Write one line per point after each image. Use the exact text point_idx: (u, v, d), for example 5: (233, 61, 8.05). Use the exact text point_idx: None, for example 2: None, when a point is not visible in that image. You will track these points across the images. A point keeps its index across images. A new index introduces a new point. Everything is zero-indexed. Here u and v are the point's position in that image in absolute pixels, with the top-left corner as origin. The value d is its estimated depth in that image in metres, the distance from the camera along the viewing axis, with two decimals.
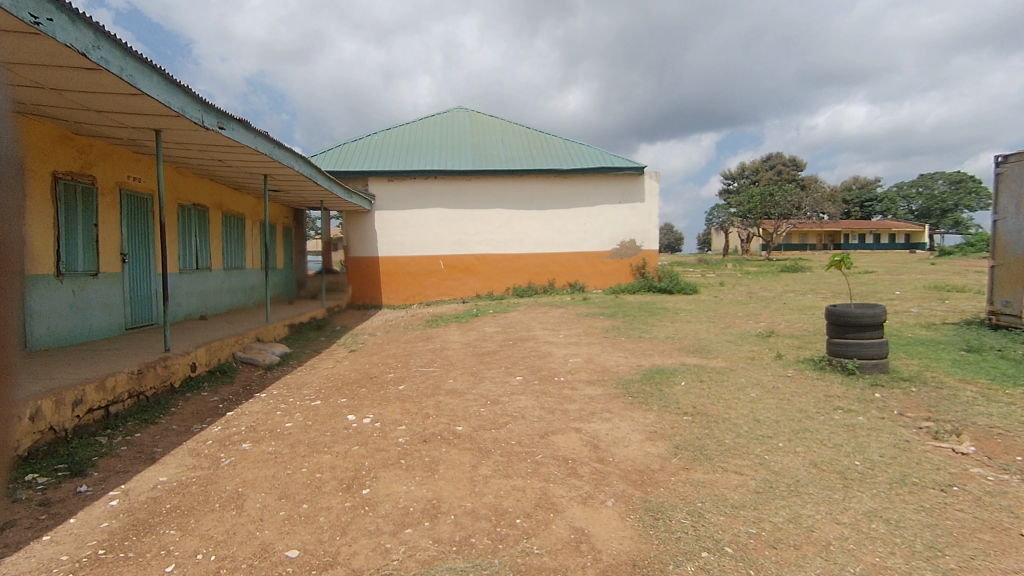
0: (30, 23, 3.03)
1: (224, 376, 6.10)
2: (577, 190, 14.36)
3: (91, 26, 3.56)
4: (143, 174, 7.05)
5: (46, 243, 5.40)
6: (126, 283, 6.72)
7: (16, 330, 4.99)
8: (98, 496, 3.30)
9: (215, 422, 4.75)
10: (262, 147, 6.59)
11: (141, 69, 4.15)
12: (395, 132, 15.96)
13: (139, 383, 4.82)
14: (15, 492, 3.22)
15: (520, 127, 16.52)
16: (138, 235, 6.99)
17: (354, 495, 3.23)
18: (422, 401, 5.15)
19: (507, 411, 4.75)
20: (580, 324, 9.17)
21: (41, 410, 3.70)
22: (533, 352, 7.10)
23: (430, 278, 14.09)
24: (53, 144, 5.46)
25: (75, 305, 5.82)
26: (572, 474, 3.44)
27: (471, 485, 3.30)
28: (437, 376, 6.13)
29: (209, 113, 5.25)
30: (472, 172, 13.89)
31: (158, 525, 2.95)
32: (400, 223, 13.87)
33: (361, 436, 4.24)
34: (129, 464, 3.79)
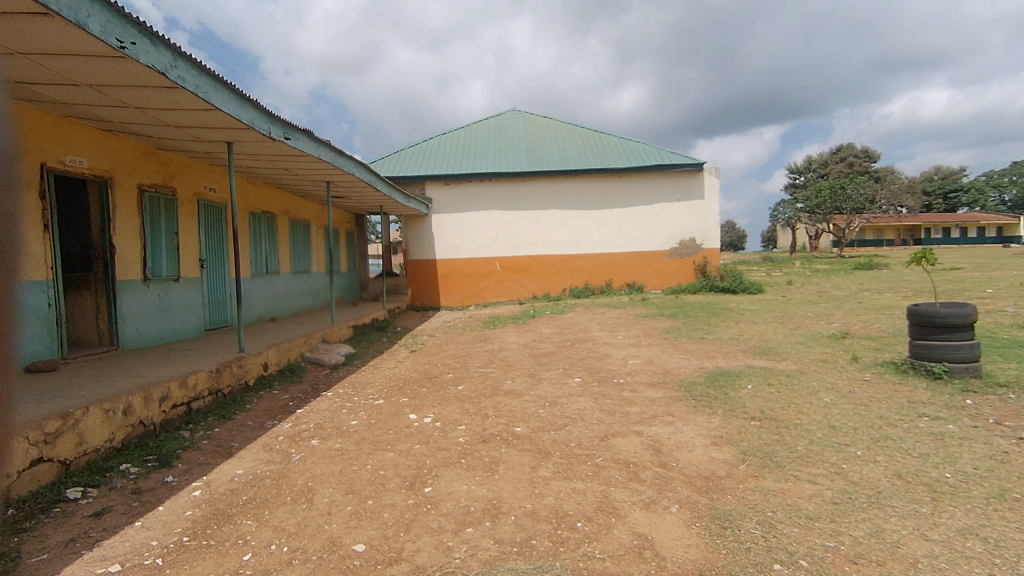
0: (116, 48, 3.29)
1: (293, 375, 6.40)
2: (634, 188, 14.11)
3: (169, 47, 3.82)
4: (217, 185, 7.48)
5: (133, 251, 5.82)
6: (204, 287, 7.15)
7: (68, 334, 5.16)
8: (182, 486, 3.52)
9: (286, 419, 4.97)
10: (325, 155, 6.87)
11: (215, 85, 4.42)
12: (450, 136, 16.23)
13: (216, 381, 5.12)
14: (110, 480, 3.49)
15: (575, 127, 16.40)
16: (215, 242, 7.43)
17: (417, 492, 3.29)
18: (481, 401, 5.20)
19: (566, 413, 4.72)
20: (639, 325, 8.98)
21: (132, 405, 3.98)
22: (591, 354, 7.02)
23: (487, 280, 14.22)
24: (137, 159, 5.90)
25: (160, 308, 6.25)
26: (634, 478, 3.36)
27: (532, 487, 3.29)
28: (495, 377, 6.17)
29: (276, 124, 5.54)
30: (526, 174, 13.90)
31: (236, 515, 3.11)
32: (457, 226, 14.08)
33: (422, 435, 4.33)
34: (209, 457, 4.03)
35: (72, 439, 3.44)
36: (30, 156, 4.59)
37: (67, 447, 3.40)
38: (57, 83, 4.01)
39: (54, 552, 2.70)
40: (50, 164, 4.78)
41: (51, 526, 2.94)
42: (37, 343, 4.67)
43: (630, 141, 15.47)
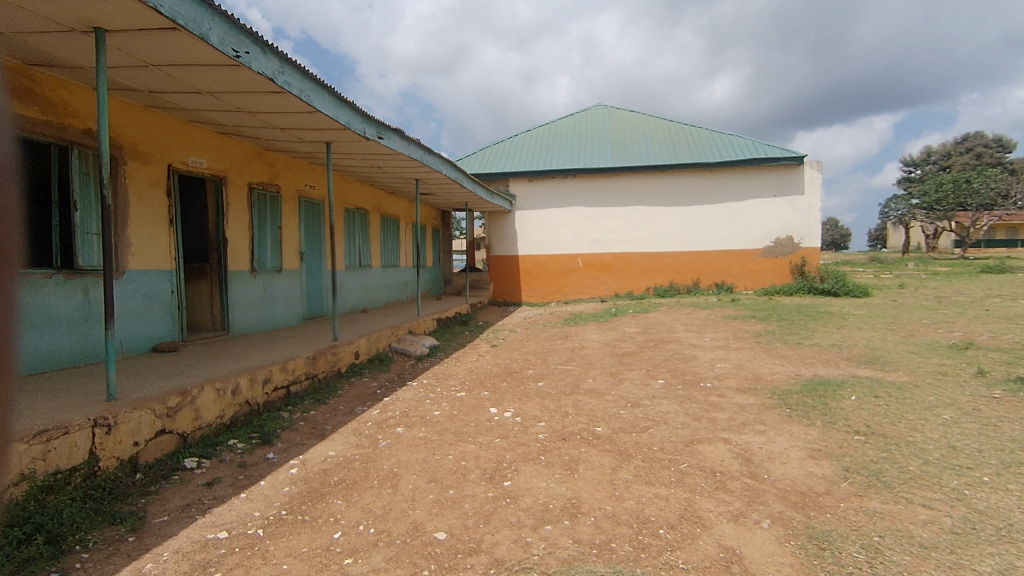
0: (232, 57, 3.58)
1: (381, 364, 6.70)
2: (726, 183, 13.48)
3: (278, 55, 4.10)
4: (316, 183, 7.97)
5: (243, 244, 6.32)
6: (304, 279, 7.65)
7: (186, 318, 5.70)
8: (282, 463, 3.78)
9: (374, 406, 5.21)
10: (415, 153, 7.11)
11: (316, 88, 4.69)
12: (535, 133, 16.26)
13: (314, 367, 5.46)
14: (221, 453, 3.83)
15: (663, 121, 15.88)
16: (313, 236, 7.92)
17: (497, 486, 3.33)
18: (561, 399, 5.18)
19: (649, 415, 4.59)
20: (729, 327, 8.57)
21: (240, 386, 4.33)
22: (676, 355, 6.78)
23: (569, 277, 14.13)
24: (248, 160, 6.39)
25: (265, 297, 6.76)
26: (721, 488, 3.21)
27: (612, 489, 3.23)
28: (575, 375, 6.11)
29: (370, 124, 5.79)
30: (611, 170, 13.67)
31: (328, 494, 3.30)
32: (539, 223, 14.11)
33: (502, 429, 4.37)
34: (305, 437, 4.30)
35: (190, 414, 3.80)
36: (159, 158, 5.10)
37: (185, 421, 3.76)
38: (183, 91, 4.42)
39: (173, 515, 3.01)
40: (175, 165, 5.29)
41: (171, 491, 3.26)
42: (162, 326, 5.20)
43: (722, 134, 14.77)
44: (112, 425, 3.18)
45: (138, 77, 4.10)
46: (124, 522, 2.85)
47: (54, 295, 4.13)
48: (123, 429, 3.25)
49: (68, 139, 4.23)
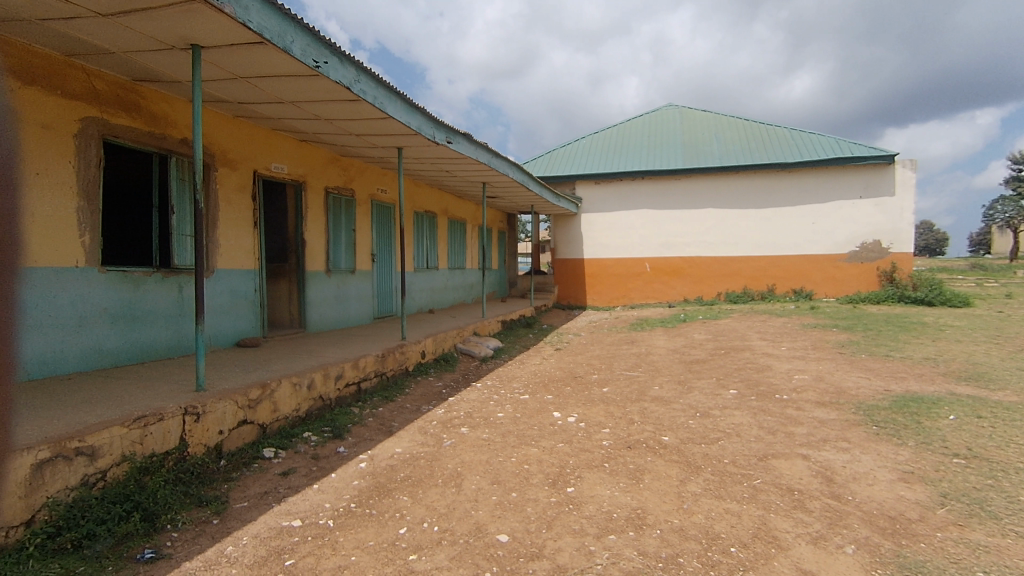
0: (312, 67, 3.76)
1: (446, 364, 6.82)
2: (806, 184, 12.78)
3: (354, 64, 4.27)
4: (388, 187, 8.24)
5: (320, 245, 6.63)
6: (375, 279, 7.92)
7: (267, 316, 6.03)
8: (352, 457, 3.92)
9: (439, 405, 5.31)
10: (483, 157, 7.20)
11: (389, 95, 4.85)
12: (602, 135, 16.07)
13: (383, 365, 5.63)
14: (296, 445, 4.02)
15: (738, 120, 15.26)
16: (385, 238, 8.19)
17: (560, 491, 3.30)
18: (626, 405, 5.07)
19: (719, 426, 4.39)
20: (808, 337, 8.09)
21: (314, 381, 4.53)
22: (749, 365, 6.47)
23: (635, 281, 13.84)
24: (325, 165, 6.70)
25: (339, 296, 7.05)
26: (799, 507, 3.02)
27: (679, 501, 3.12)
28: (642, 381, 5.96)
29: (440, 128, 5.92)
30: (681, 171, 13.29)
31: (394, 490, 3.38)
32: (606, 226, 13.92)
33: (566, 434, 4.33)
34: (374, 433, 4.44)
35: (269, 406, 4.02)
36: (246, 164, 5.44)
37: (265, 413, 3.98)
38: (268, 101, 4.69)
39: (253, 501, 3.18)
40: (260, 170, 5.62)
41: (251, 478, 3.46)
42: (246, 322, 5.53)
43: (802, 132, 14.00)
44: (201, 414, 3.41)
45: (229, 89, 4.39)
46: (210, 505, 3.06)
47: (152, 291, 4.50)
48: (210, 418, 3.48)
49: (167, 148, 4.59)
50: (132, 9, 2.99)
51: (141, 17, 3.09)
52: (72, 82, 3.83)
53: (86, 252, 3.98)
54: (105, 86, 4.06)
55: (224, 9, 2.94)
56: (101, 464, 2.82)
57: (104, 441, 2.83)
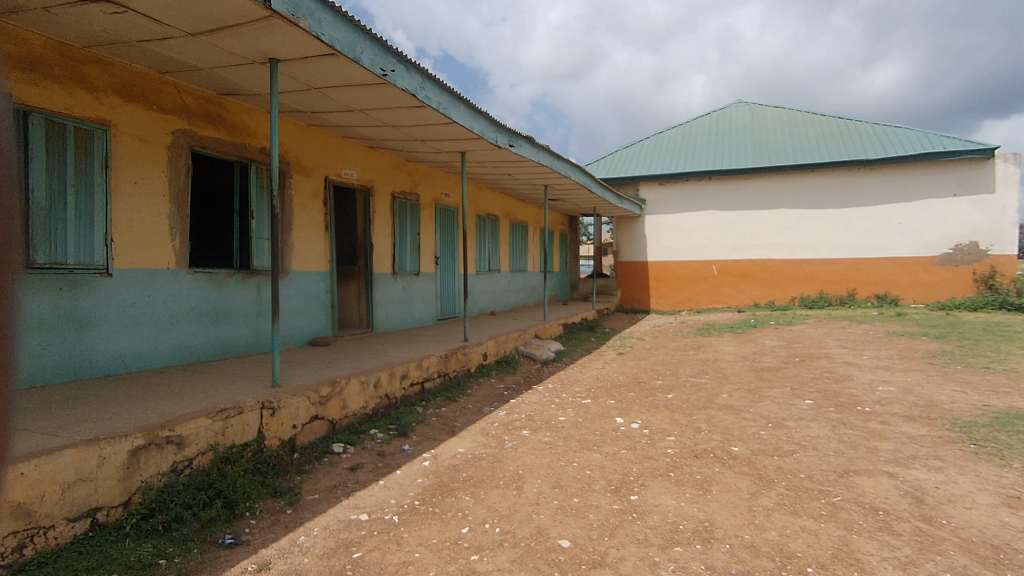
0: (380, 75, 3.88)
1: (508, 366, 6.85)
2: (891, 182, 11.95)
3: (420, 71, 4.39)
4: (451, 191, 8.39)
5: (386, 248, 6.83)
6: (439, 281, 8.08)
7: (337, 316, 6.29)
8: (416, 455, 4.00)
9: (501, 407, 5.34)
10: (545, 159, 7.20)
11: (454, 100, 4.93)
12: (668, 134, 15.68)
13: (446, 365, 5.73)
14: (364, 441, 4.15)
15: (814, 115, 14.47)
16: (448, 241, 8.34)
17: (623, 499, 3.22)
18: (693, 413, 4.90)
19: (794, 438, 4.16)
20: (894, 345, 7.53)
21: (381, 380, 4.66)
22: (827, 374, 6.09)
23: (702, 284, 13.38)
24: (391, 171, 6.90)
25: (404, 298, 7.24)
26: (885, 529, 2.80)
27: (751, 516, 2.97)
28: (709, 389, 5.74)
29: (502, 132, 5.96)
30: (751, 170, 12.75)
31: (456, 489, 3.43)
32: (671, 228, 13.56)
33: (629, 441, 4.24)
34: (437, 433, 4.52)
35: (339, 403, 4.17)
36: (318, 171, 5.69)
37: (335, 409, 4.14)
38: (339, 110, 4.88)
39: (323, 493, 3.31)
40: (331, 176, 5.86)
41: (322, 472, 3.60)
42: (317, 322, 5.78)
43: (887, 126, 13.10)
44: (276, 409, 3.59)
45: (304, 99, 4.60)
46: (284, 496, 3.21)
47: (234, 292, 4.78)
48: (284, 413, 3.65)
49: (248, 157, 4.88)
50: (218, 27, 3.19)
51: (226, 35, 3.29)
52: (166, 97, 4.15)
53: (176, 254, 4.28)
54: (194, 101, 4.37)
55: (299, 23, 3.10)
56: (188, 452, 3.02)
57: (191, 431, 3.03)
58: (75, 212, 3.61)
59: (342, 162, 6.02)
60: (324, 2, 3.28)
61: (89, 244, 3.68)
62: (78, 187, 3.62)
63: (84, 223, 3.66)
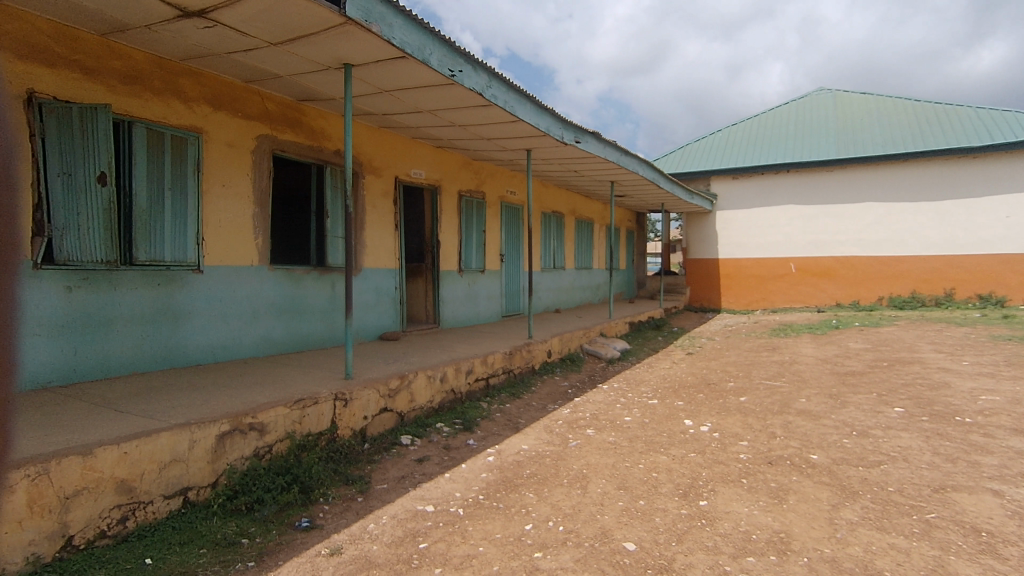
0: (448, 76, 3.95)
1: (572, 364, 6.80)
2: (996, 171, 10.90)
3: (487, 70, 4.44)
4: (517, 188, 8.41)
5: (452, 246, 6.96)
6: (504, 279, 8.14)
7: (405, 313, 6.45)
8: (481, 450, 4.05)
9: (565, 405, 5.31)
10: (612, 155, 7.07)
11: (519, 98, 4.94)
12: (742, 126, 15.00)
13: (510, 362, 5.77)
14: (430, 434, 4.25)
15: (907, 101, 13.40)
16: (513, 239, 8.38)
17: (692, 504, 3.12)
18: (768, 418, 4.66)
19: (882, 448, 3.87)
20: (1000, 350, 6.84)
21: (447, 374, 4.75)
22: (920, 380, 5.63)
23: (779, 283, 12.73)
24: (458, 169, 7.01)
25: (470, 294, 7.35)
26: (988, 551, 2.55)
27: (831, 528, 2.79)
28: (786, 393, 5.45)
29: (568, 128, 5.92)
30: (834, 162, 11.99)
31: (520, 486, 3.44)
32: (744, 224, 12.98)
33: (698, 444, 4.09)
34: (501, 429, 4.55)
35: (407, 396, 4.29)
36: (389, 171, 5.86)
37: (403, 402, 4.26)
38: (409, 111, 5.01)
39: (392, 483, 3.42)
40: (401, 177, 6.03)
41: (391, 462, 3.72)
42: (387, 318, 5.96)
43: (992, 110, 11.92)
44: (349, 400, 3.74)
45: (375, 102, 4.75)
46: (355, 484, 3.34)
47: (311, 288, 5.02)
48: (356, 404, 3.80)
49: (324, 159, 5.10)
50: (297, 36, 3.35)
51: (304, 43, 3.45)
52: (249, 104, 4.41)
53: (259, 252, 4.55)
54: (275, 107, 4.62)
55: (372, 28, 3.21)
56: (269, 438, 3.20)
57: (271, 419, 3.21)
58: (172, 212, 3.90)
59: (410, 162, 6.16)
60: (395, 6, 3.38)
61: (184, 243, 3.97)
62: (175, 190, 3.90)
63: (179, 223, 3.94)
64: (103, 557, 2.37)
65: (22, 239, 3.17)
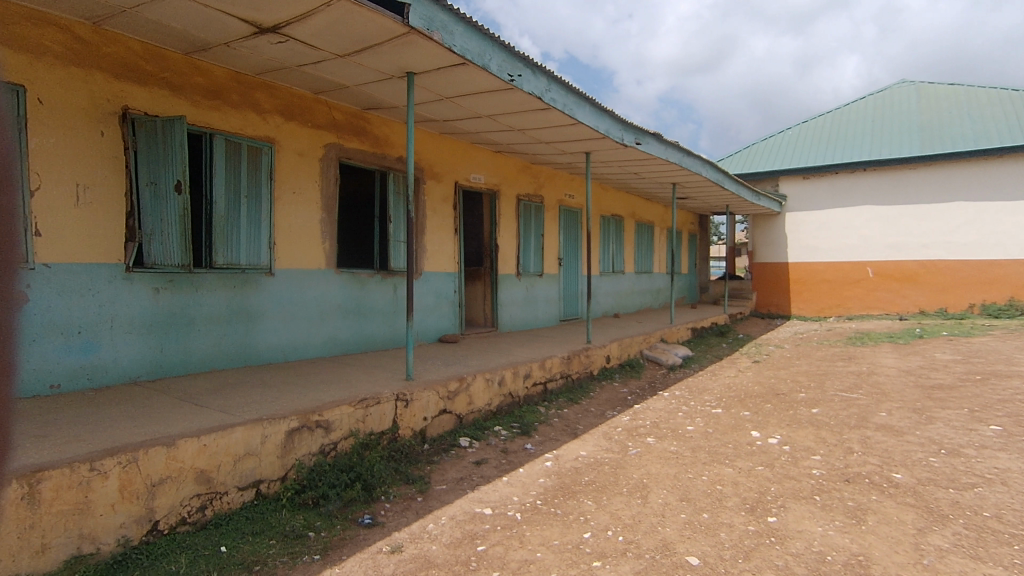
0: (507, 81, 3.97)
1: (632, 370, 6.67)
2: None
3: (547, 74, 4.43)
4: (576, 192, 8.36)
5: (511, 250, 6.99)
6: (562, 282, 8.10)
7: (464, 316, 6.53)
8: (538, 455, 4.03)
9: (624, 412, 5.20)
10: (674, 156, 6.89)
11: (579, 101, 4.91)
12: (813, 123, 14.27)
13: (569, 367, 5.72)
14: (488, 437, 4.27)
15: (1002, 91, 12.32)
16: (572, 243, 8.33)
17: (759, 520, 2.97)
18: (843, 432, 4.39)
19: (976, 469, 3.55)
20: None
21: (505, 378, 4.77)
22: (1020, 396, 5.13)
23: (855, 288, 12.00)
24: (517, 174, 7.04)
25: (528, 298, 7.35)
26: None
27: (917, 554, 2.59)
28: (863, 406, 5.11)
29: (628, 130, 5.82)
30: (917, 159, 11.18)
31: (578, 493, 3.39)
32: (816, 226, 12.32)
33: (767, 457, 3.90)
34: (559, 434, 4.51)
35: (465, 398, 4.34)
36: (449, 177, 5.97)
37: (462, 404, 4.31)
38: (469, 117, 5.08)
39: (451, 484, 3.46)
40: (460, 181, 6.12)
41: (450, 463, 3.77)
42: (446, 320, 6.06)
43: None
44: (409, 401, 3.81)
45: (437, 109, 4.85)
46: (415, 483, 3.40)
47: (374, 290, 5.18)
48: (416, 405, 3.87)
49: (387, 165, 5.25)
50: (363, 47, 3.46)
51: (370, 54, 3.57)
52: (318, 114, 4.60)
53: (326, 256, 4.73)
54: (342, 116, 4.81)
55: (434, 37, 3.27)
56: (334, 436, 3.31)
57: (337, 417, 3.32)
58: (248, 218, 4.12)
59: (470, 167, 6.25)
60: (456, 14, 3.43)
61: (258, 247, 4.19)
62: (250, 197, 4.13)
63: (254, 228, 4.16)
64: (184, 542, 2.52)
65: (117, 245, 3.47)
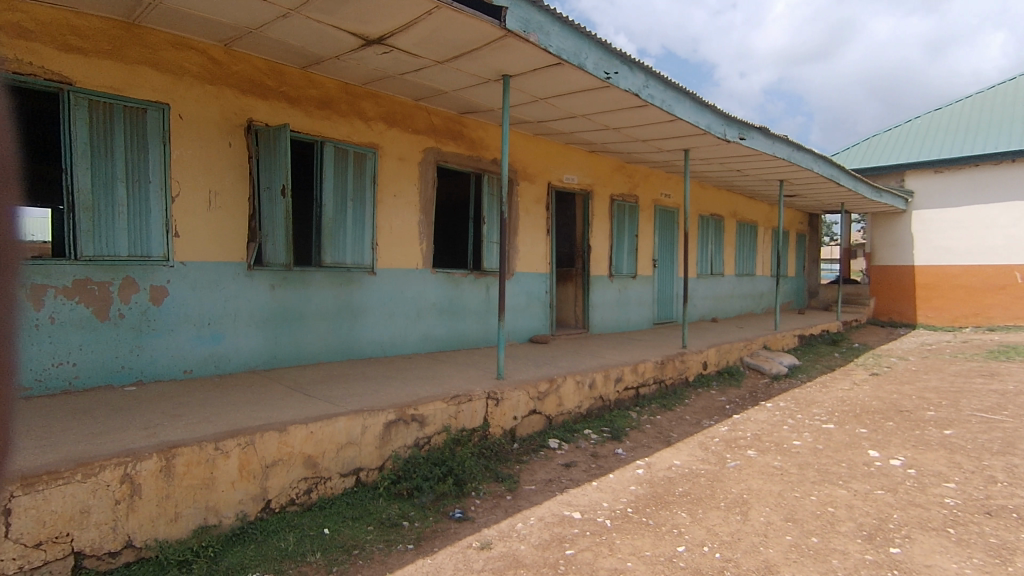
0: (603, 79, 3.91)
1: (731, 378, 6.31)
2: None
3: (644, 70, 4.30)
4: (672, 191, 8.06)
5: (603, 251, 6.88)
6: (656, 284, 7.85)
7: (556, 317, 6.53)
8: (629, 461, 3.92)
9: (722, 421, 4.93)
10: (782, 151, 6.44)
11: (678, 96, 4.72)
12: (949, 109, 12.75)
13: (662, 372, 5.52)
14: (578, 439, 4.22)
15: None
16: (667, 243, 8.05)
17: (879, 549, 2.68)
18: (983, 458, 3.86)
19: None
20: None
21: (595, 381, 4.69)
22: None
23: (998, 296, 10.58)
24: (611, 173, 6.91)
25: (620, 300, 7.20)
26: None
27: None
28: (1009, 429, 4.47)
29: (732, 124, 5.51)
30: None
31: (672, 503, 3.25)
32: (950, 224, 10.99)
33: (887, 480, 3.53)
34: (651, 441, 4.36)
35: (555, 400, 4.32)
36: (542, 178, 5.98)
37: (551, 405, 4.29)
38: (563, 118, 5.06)
39: (540, 485, 3.45)
40: (553, 182, 6.11)
41: (539, 464, 3.77)
42: (538, 321, 6.07)
43: None
44: (500, 400, 3.86)
45: (532, 110, 4.87)
46: (505, 481, 3.43)
47: (468, 290, 5.30)
48: (507, 404, 3.92)
49: (482, 168, 5.35)
50: (462, 53, 3.55)
51: (468, 59, 3.65)
52: (418, 120, 4.78)
53: (423, 256, 4.90)
54: (440, 121, 4.96)
55: (530, 38, 3.28)
56: (428, 430, 3.42)
57: (431, 411, 3.43)
58: (353, 220, 4.36)
59: (563, 167, 6.22)
60: (553, 15, 3.42)
61: (361, 247, 4.43)
62: (355, 201, 4.37)
63: (358, 230, 4.40)
64: (292, 521, 2.72)
65: (241, 245, 3.81)
